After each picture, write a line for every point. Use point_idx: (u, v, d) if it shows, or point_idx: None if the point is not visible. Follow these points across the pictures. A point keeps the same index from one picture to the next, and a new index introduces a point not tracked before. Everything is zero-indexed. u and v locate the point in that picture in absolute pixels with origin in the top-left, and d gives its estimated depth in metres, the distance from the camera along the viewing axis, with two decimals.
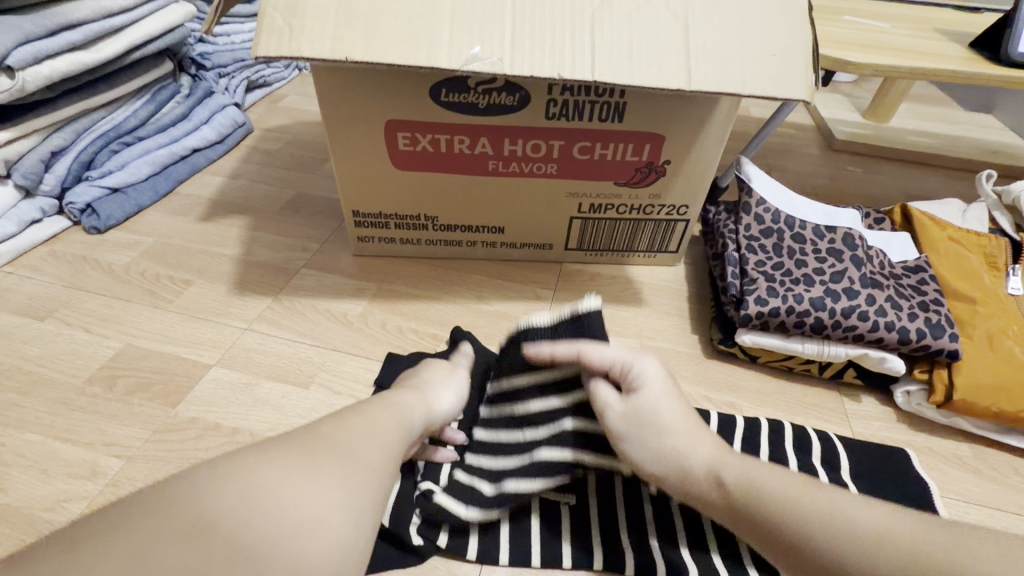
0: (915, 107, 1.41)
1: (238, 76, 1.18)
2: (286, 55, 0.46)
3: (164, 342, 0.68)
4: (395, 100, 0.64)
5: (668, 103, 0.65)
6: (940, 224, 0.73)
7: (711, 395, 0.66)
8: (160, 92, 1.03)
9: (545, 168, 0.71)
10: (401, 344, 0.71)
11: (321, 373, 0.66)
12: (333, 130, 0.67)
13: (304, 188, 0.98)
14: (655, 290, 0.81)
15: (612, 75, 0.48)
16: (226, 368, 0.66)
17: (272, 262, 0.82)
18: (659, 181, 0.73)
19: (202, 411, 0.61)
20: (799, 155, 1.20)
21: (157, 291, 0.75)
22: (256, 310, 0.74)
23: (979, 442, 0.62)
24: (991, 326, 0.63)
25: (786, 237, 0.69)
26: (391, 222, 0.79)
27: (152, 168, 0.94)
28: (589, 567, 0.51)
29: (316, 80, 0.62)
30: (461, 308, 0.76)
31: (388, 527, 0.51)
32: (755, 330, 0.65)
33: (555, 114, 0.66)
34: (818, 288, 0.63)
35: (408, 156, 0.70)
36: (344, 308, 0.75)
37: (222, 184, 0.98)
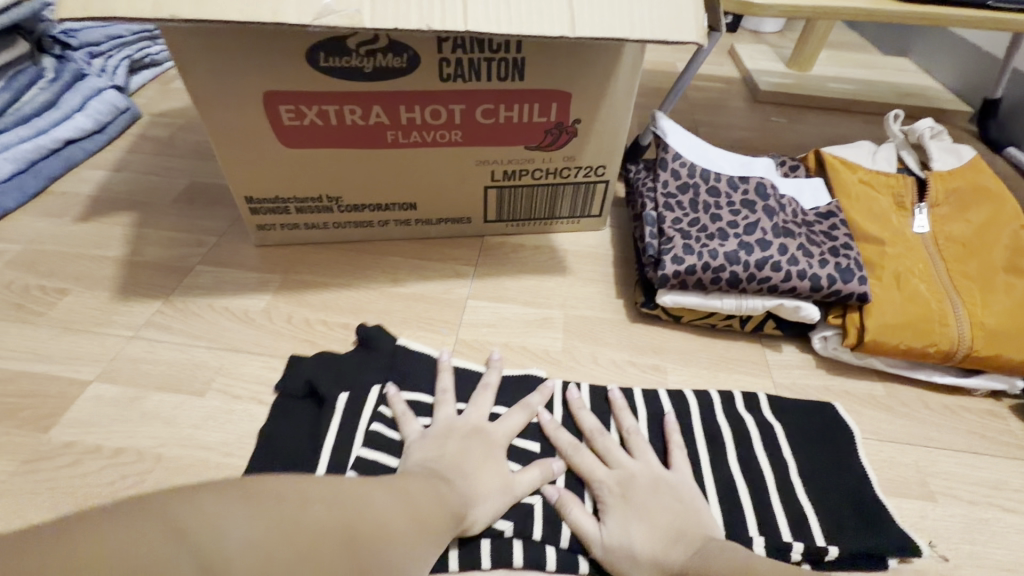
0: (835, 55, 1.42)
1: (116, 56, 1.06)
2: (96, 17, 0.39)
3: (36, 361, 0.61)
4: (268, 67, 0.57)
5: (571, 56, 0.61)
6: (851, 167, 0.73)
7: (636, 359, 0.65)
8: (18, 78, 0.91)
9: (448, 136, 0.66)
10: (309, 338, 0.65)
11: (218, 377, 0.60)
12: (202, 105, 0.60)
13: (201, 176, 0.89)
14: (580, 257, 0.78)
15: (487, 24, 0.44)
16: (108, 383, 0.59)
17: (163, 260, 0.74)
18: (572, 142, 0.70)
19: (80, 433, 0.55)
20: (725, 108, 1.19)
21: (26, 305, 0.67)
22: (144, 316, 0.67)
23: (891, 380, 0.63)
24: (900, 266, 0.63)
25: (701, 192, 0.68)
26: (291, 207, 0.72)
27: (16, 165, 0.83)
28: (509, 565, 0.47)
29: (170, 43, 0.54)
30: (375, 293, 0.71)
31: None
32: (674, 290, 0.63)
33: (450, 75, 0.61)
34: (732, 242, 0.62)
35: (295, 132, 0.64)
36: (245, 304, 0.69)
37: (104, 178, 0.87)
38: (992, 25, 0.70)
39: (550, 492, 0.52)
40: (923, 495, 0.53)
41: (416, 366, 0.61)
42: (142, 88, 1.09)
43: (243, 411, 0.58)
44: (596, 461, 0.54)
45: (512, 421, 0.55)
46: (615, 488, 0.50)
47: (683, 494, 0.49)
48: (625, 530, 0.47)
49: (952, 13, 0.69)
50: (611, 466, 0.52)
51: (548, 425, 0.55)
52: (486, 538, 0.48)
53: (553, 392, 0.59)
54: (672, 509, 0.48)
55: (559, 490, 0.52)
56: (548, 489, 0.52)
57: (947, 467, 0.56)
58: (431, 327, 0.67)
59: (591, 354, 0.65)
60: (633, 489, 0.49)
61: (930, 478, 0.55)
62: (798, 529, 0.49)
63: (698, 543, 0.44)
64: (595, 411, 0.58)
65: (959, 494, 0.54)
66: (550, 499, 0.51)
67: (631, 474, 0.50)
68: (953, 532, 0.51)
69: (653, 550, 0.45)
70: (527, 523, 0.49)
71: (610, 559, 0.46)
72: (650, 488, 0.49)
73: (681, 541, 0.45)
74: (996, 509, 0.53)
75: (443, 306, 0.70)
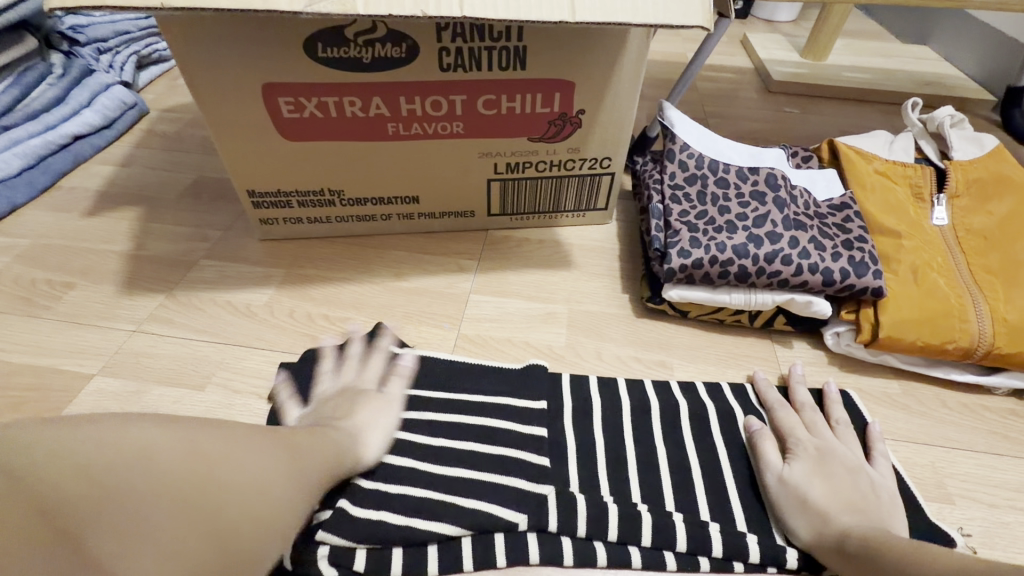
0: (851, 43, 1.38)
1: (124, 52, 1.07)
2: (85, 6, 0.39)
3: (41, 355, 0.61)
4: (265, 58, 0.57)
5: (575, 43, 0.59)
6: (866, 157, 0.70)
7: (642, 355, 0.63)
8: (27, 74, 0.92)
9: (450, 128, 0.65)
10: (310, 332, 0.65)
11: (219, 372, 0.60)
12: (201, 98, 0.59)
13: (206, 171, 0.90)
14: (586, 251, 0.77)
15: (484, 9, 0.43)
16: (111, 376, 0.59)
17: (168, 255, 0.74)
18: (576, 133, 0.68)
19: None
20: (737, 99, 1.16)
21: (33, 299, 0.67)
22: (147, 310, 0.67)
23: (907, 378, 0.61)
24: (917, 258, 0.61)
25: (710, 183, 0.66)
26: (293, 201, 0.72)
27: (25, 160, 0.84)
28: (525, 561, 0.46)
29: (167, 35, 0.53)
30: (378, 288, 0.71)
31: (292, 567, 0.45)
32: (681, 284, 0.61)
33: (450, 65, 0.59)
34: (741, 235, 0.60)
35: (295, 124, 0.63)
36: (247, 298, 0.69)
37: (111, 173, 0.88)
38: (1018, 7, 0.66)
39: (565, 483, 0.51)
40: (940, 498, 0.51)
41: (416, 367, 0.60)
42: (150, 84, 1.10)
43: (243, 406, 0.57)
44: (609, 457, 0.53)
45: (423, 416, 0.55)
46: (817, 491, 0.47)
47: (881, 490, 0.48)
48: (808, 478, 0.48)
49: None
50: (818, 433, 0.52)
51: (759, 432, 0.53)
52: (499, 533, 0.47)
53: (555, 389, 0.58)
54: (864, 495, 0.46)
55: (575, 484, 0.51)
56: (562, 483, 0.51)
57: (966, 469, 0.53)
58: (432, 322, 0.67)
59: (595, 350, 0.64)
60: (833, 459, 0.49)
61: (947, 479, 0.53)
62: None
63: (876, 524, 0.44)
64: (605, 408, 0.57)
65: (978, 497, 0.52)
66: (567, 492, 0.49)
67: (836, 449, 0.50)
68: (971, 536, 0.49)
69: (831, 505, 0.45)
70: (542, 514, 0.48)
71: (780, 493, 0.48)
72: (844, 464, 0.49)
73: (857, 513, 0.45)
74: (1017, 513, 0.51)
75: (445, 301, 0.69)
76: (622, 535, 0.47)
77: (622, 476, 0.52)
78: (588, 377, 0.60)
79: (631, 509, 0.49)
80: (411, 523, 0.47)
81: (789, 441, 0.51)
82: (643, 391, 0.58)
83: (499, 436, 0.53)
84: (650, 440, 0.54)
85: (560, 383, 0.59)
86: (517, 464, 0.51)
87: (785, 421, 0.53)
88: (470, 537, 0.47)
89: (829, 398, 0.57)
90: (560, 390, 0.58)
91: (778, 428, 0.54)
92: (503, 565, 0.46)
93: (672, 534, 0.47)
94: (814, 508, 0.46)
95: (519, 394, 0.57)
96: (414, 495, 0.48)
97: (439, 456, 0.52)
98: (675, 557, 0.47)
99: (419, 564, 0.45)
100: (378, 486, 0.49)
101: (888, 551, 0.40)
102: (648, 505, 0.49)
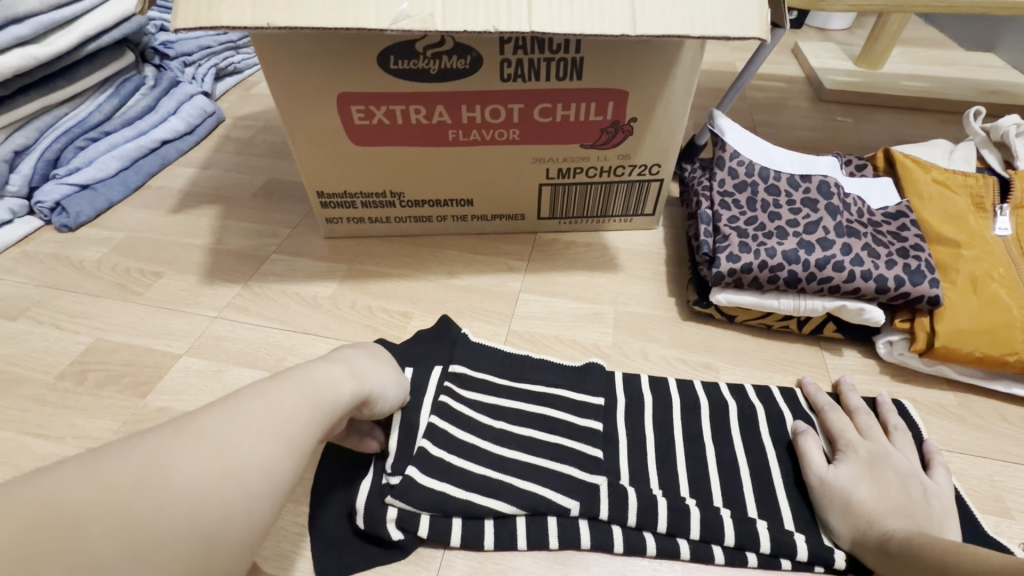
0: (909, 51, 1.35)
1: (205, 65, 1.16)
2: (204, 25, 0.45)
3: (135, 335, 0.68)
4: (342, 70, 0.62)
5: (630, 55, 0.62)
6: (924, 166, 0.69)
7: (687, 356, 0.64)
8: (124, 85, 1.02)
9: (507, 134, 0.69)
10: (371, 323, 0.69)
11: (290, 356, 0.66)
12: (283, 105, 0.65)
13: (276, 174, 0.97)
14: (632, 255, 0.79)
15: (550, 24, 0.46)
16: (195, 356, 0.66)
17: (243, 249, 0.81)
18: (627, 140, 0.71)
19: (171, 400, 0.61)
20: (787, 108, 1.15)
21: (128, 285, 0.75)
22: (226, 298, 0.73)
23: (964, 390, 0.60)
24: (977, 269, 0.60)
25: (760, 190, 0.67)
26: (357, 201, 0.77)
27: (120, 163, 0.93)
28: (577, 546, 0.49)
29: (259, 50, 0.59)
30: (432, 284, 0.75)
31: (363, 529, 0.49)
32: (729, 288, 0.63)
33: (510, 75, 0.63)
34: (792, 241, 0.61)
35: (364, 130, 0.68)
36: (314, 291, 0.74)
37: (193, 174, 0.96)
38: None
39: (616, 474, 0.52)
40: (998, 511, 0.50)
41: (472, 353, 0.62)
42: (225, 94, 1.19)
43: None
44: (658, 451, 0.55)
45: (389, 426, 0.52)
46: (864, 495, 0.47)
47: (936, 500, 0.47)
48: (855, 481, 0.48)
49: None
50: (871, 439, 0.52)
51: (806, 434, 0.53)
52: (552, 516, 0.50)
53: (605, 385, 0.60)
54: (915, 504, 0.46)
55: (625, 475, 0.53)
56: (613, 472, 0.53)
57: None
58: (483, 318, 0.70)
59: (641, 350, 0.65)
60: (886, 464, 0.49)
61: (1006, 494, 0.52)
62: None
63: (922, 530, 0.44)
64: (654, 404, 0.58)
65: None
66: (617, 483, 0.51)
67: (891, 456, 0.50)
68: None
69: (876, 508, 0.46)
70: (594, 503, 0.50)
71: (824, 493, 0.49)
72: (896, 471, 0.49)
73: (904, 518, 0.45)
74: None
75: (495, 299, 0.73)
76: (671, 527, 0.49)
77: (672, 470, 0.53)
78: (640, 375, 0.62)
79: (680, 502, 0.50)
80: (471, 498, 0.50)
81: (839, 446, 0.52)
82: (693, 391, 0.60)
83: (552, 424, 0.56)
84: (696, 437, 0.56)
85: (611, 378, 0.61)
86: (569, 451, 0.53)
87: (835, 425, 0.54)
88: (524, 516, 0.50)
89: (884, 405, 0.57)
90: (610, 386, 0.60)
91: (829, 433, 0.54)
92: (554, 547, 0.49)
93: (721, 528, 0.49)
94: (858, 509, 0.46)
95: (573, 387, 0.59)
96: (475, 473, 0.51)
97: (500, 437, 0.54)
98: (722, 551, 0.48)
99: (476, 538, 0.49)
100: (444, 458, 0.52)
101: (926, 549, 0.40)
102: (696, 500, 0.51)
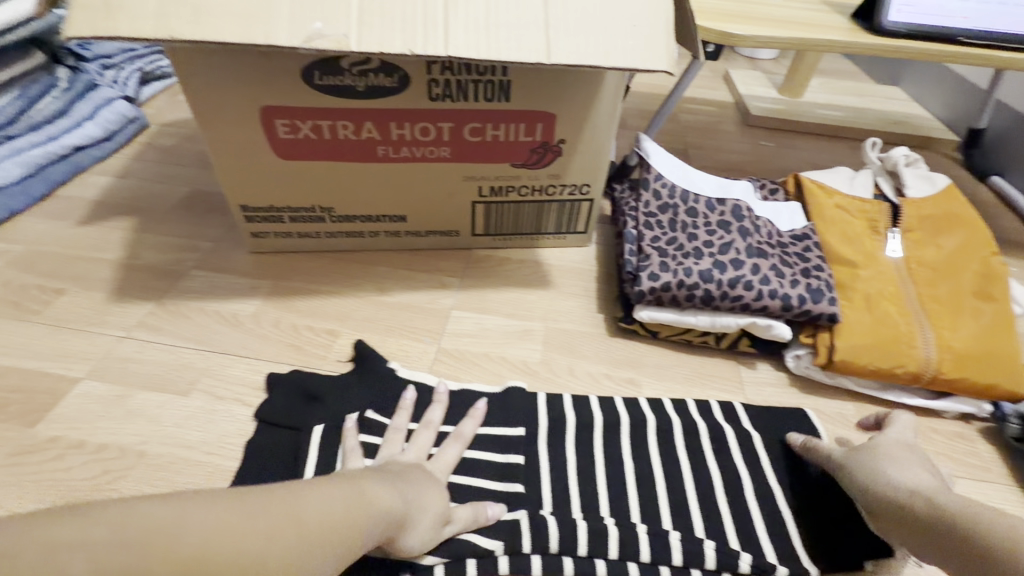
0: (827, 82, 1.45)
1: (128, 68, 1.10)
2: (98, 35, 0.42)
3: (29, 358, 0.63)
4: (264, 84, 0.60)
5: (555, 80, 0.64)
6: (827, 192, 0.75)
7: (612, 372, 0.66)
8: (32, 86, 0.95)
9: (436, 152, 0.69)
10: (295, 342, 0.67)
11: (204, 378, 0.62)
12: (200, 117, 0.63)
13: (201, 185, 0.92)
14: (564, 272, 0.80)
15: (468, 50, 0.47)
16: (97, 380, 0.61)
17: (159, 264, 0.77)
18: (556, 161, 0.72)
19: (66, 428, 0.56)
20: (717, 132, 1.21)
21: (24, 303, 0.69)
22: (136, 317, 0.69)
23: (862, 400, 0.64)
24: (871, 288, 0.65)
25: (680, 212, 0.70)
26: (284, 216, 0.74)
27: (24, 169, 0.87)
28: (496, 572, 0.48)
29: (173, 60, 0.57)
30: (362, 301, 0.73)
31: None
32: (650, 305, 0.65)
33: (439, 95, 0.64)
34: (707, 260, 0.64)
35: (289, 144, 0.66)
36: (235, 308, 0.71)
37: (109, 183, 0.91)
38: (976, 60, 0.70)
39: (538, 505, 0.53)
40: None
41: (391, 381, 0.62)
42: (150, 98, 1.13)
43: (225, 412, 0.59)
44: (580, 467, 0.56)
45: (446, 454, 0.54)
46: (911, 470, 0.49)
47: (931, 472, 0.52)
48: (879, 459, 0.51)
49: (939, 48, 0.70)
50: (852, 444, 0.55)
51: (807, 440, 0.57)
52: (474, 556, 0.48)
53: (529, 406, 0.61)
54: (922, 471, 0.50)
55: (547, 506, 0.53)
56: (535, 504, 0.53)
57: None
58: (413, 336, 0.69)
59: (569, 367, 0.66)
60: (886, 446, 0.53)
61: None
62: (785, 558, 0.50)
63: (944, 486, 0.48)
64: (577, 422, 0.59)
65: None
66: (538, 514, 0.51)
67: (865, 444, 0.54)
68: None
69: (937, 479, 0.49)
70: (517, 537, 0.50)
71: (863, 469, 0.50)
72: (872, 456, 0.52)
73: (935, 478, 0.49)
74: None
75: (426, 316, 0.72)
76: (591, 549, 0.49)
77: (592, 493, 0.54)
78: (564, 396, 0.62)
79: (599, 524, 0.51)
80: (391, 555, 0.48)
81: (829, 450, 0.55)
82: (615, 408, 0.61)
83: (474, 463, 0.56)
84: (615, 458, 0.57)
85: (537, 398, 0.62)
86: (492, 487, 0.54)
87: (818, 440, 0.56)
88: (443, 564, 0.48)
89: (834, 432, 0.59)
90: (536, 406, 0.61)
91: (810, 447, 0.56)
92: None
93: (637, 545, 0.49)
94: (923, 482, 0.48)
95: (498, 420, 0.59)
96: None
97: None
98: (637, 568, 0.49)
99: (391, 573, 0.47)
100: None
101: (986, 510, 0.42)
102: (615, 519, 0.52)
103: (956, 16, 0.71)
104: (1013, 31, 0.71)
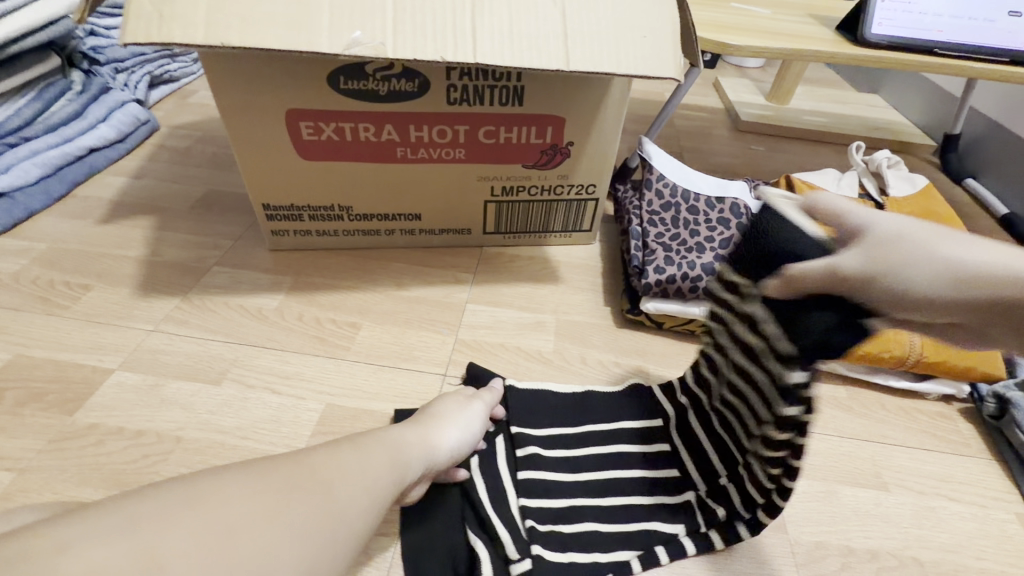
0: (812, 90, 1.52)
1: (138, 72, 1.12)
2: (154, 41, 0.46)
3: (61, 350, 0.65)
4: (292, 88, 0.64)
5: (565, 86, 0.68)
6: (817, 192, 0.80)
7: (621, 360, 0.70)
8: (47, 90, 0.97)
9: (453, 153, 0.73)
10: (319, 334, 0.70)
11: (234, 368, 0.65)
12: (229, 119, 0.66)
13: (216, 185, 0.95)
14: (571, 268, 0.85)
15: (493, 57, 0.51)
16: (130, 371, 0.64)
17: (182, 261, 0.79)
18: (565, 162, 0.77)
19: (103, 416, 0.59)
20: (710, 136, 1.27)
21: (52, 299, 0.71)
22: (163, 311, 0.71)
23: (853, 384, 0.69)
24: None
25: (682, 210, 0.74)
26: (304, 214, 0.78)
27: (42, 170, 0.88)
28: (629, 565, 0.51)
29: (206, 66, 0.61)
30: (381, 296, 0.76)
31: None
32: (657, 297, 0.69)
33: (456, 99, 0.67)
34: (708, 255, 0.69)
35: (313, 146, 0.70)
36: (259, 303, 0.74)
37: (125, 184, 0.93)
38: (952, 70, 0.76)
39: (631, 491, 0.56)
40: (877, 486, 0.59)
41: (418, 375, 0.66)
42: (159, 102, 1.16)
43: (257, 399, 0.62)
44: (639, 453, 0.59)
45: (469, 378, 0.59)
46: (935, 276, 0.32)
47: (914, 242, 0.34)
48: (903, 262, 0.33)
49: (918, 59, 0.75)
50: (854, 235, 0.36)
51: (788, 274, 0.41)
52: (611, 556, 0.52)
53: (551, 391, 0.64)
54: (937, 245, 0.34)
55: (633, 490, 0.56)
56: (622, 489, 0.57)
57: (900, 461, 0.61)
58: (431, 328, 0.73)
59: (580, 355, 0.70)
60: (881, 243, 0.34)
61: (884, 470, 0.60)
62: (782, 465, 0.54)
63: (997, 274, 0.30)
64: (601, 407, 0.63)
65: (909, 485, 0.59)
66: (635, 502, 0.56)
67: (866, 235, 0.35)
68: (902, 517, 0.56)
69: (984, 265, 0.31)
70: (627, 530, 0.54)
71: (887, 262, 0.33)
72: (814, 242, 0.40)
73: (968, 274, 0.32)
74: (942, 499, 0.58)
75: (442, 309, 0.75)
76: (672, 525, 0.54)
77: (657, 469, 0.58)
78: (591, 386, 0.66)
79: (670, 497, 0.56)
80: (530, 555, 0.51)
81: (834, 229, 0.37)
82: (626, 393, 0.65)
83: (576, 462, 0.59)
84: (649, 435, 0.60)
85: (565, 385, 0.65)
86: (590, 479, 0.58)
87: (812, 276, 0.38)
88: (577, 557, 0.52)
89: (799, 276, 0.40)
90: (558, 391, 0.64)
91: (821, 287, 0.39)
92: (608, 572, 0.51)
93: (708, 509, 0.55)
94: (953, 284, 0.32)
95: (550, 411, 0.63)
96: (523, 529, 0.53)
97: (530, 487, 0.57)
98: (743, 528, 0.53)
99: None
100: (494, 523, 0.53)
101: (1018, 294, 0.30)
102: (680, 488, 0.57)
103: (931, 30, 0.77)
104: (984, 45, 0.77)
